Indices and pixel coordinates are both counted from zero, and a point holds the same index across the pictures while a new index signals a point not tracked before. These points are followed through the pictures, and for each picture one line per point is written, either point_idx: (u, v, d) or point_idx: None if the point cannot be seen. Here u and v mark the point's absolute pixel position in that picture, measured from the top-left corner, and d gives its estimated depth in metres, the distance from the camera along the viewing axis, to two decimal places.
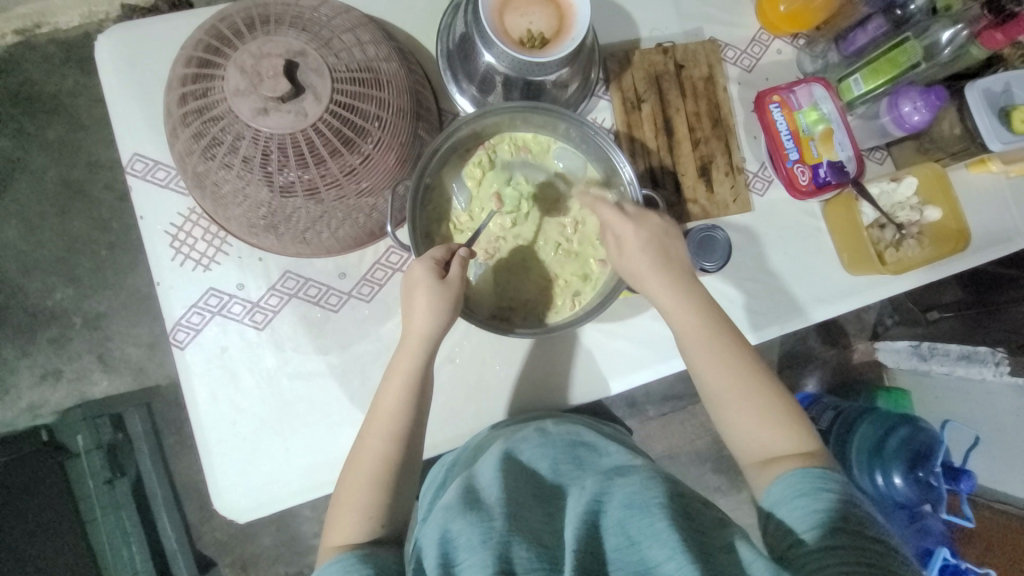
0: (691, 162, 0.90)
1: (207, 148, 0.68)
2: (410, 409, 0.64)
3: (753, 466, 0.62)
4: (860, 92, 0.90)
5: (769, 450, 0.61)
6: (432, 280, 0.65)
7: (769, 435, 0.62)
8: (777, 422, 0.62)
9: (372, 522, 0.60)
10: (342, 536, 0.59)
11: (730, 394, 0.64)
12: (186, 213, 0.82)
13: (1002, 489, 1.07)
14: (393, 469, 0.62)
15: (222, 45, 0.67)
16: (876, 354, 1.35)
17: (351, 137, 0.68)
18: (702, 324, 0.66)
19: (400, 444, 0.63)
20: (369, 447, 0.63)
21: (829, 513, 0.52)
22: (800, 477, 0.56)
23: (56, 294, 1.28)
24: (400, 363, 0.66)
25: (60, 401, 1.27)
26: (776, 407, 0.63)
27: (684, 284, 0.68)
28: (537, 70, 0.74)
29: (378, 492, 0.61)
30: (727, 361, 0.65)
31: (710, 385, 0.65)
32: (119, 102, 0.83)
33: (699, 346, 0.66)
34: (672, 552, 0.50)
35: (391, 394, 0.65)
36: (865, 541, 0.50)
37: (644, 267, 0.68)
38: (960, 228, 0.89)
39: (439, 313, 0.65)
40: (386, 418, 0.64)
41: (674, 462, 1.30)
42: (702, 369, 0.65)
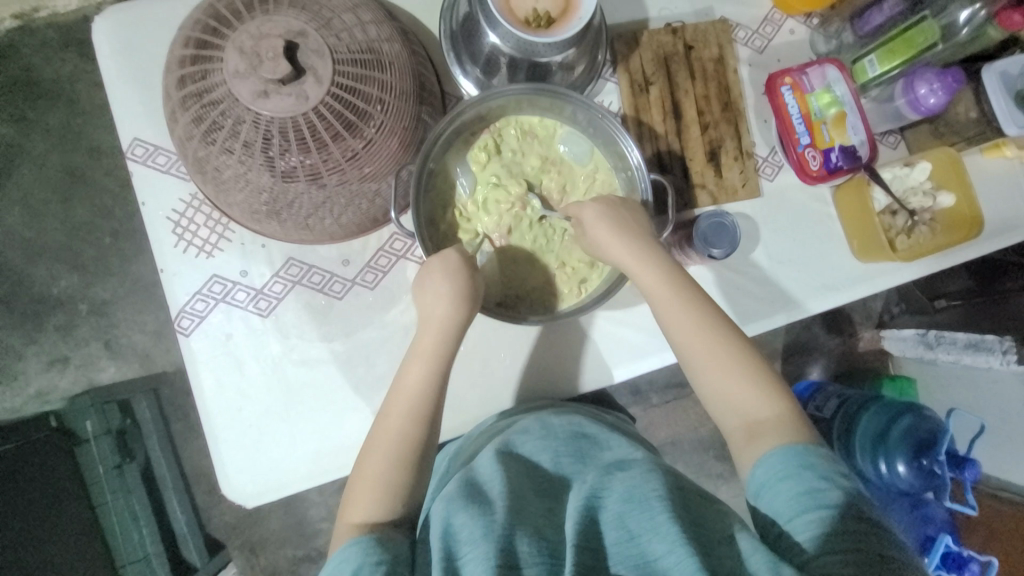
0: (700, 147, 0.88)
1: (207, 132, 0.67)
2: (433, 384, 0.65)
3: (737, 442, 0.61)
4: (875, 74, 0.87)
5: (751, 424, 0.61)
6: (460, 269, 0.67)
7: (753, 409, 0.61)
8: (758, 394, 0.61)
9: (394, 501, 0.60)
10: (361, 515, 0.59)
11: (710, 367, 0.63)
12: (187, 199, 0.81)
13: (1006, 477, 1.07)
14: (415, 450, 0.62)
15: (220, 25, 0.65)
16: (883, 343, 1.35)
17: (353, 121, 0.67)
18: (681, 299, 0.65)
19: (423, 426, 0.63)
20: (389, 423, 0.63)
21: (812, 494, 0.52)
22: (782, 457, 0.55)
23: (61, 281, 1.28)
24: (410, 361, 0.66)
25: (69, 387, 1.28)
26: (754, 380, 0.62)
27: (658, 260, 0.67)
28: (543, 50, 0.72)
29: (397, 471, 0.61)
30: (708, 334, 0.64)
31: (688, 357, 0.64)
32: (117, 86, 0.82)
33: (679, 319, 0.65)
34: (672, 545, 0.51)
35: (413, 372, 0.65)
36: (852, 522, 0.50)
37: (616, 251, 0.68)
38: (973, 215, 0.87)
39: (466, 299, 0.67)
40: (411, 393, 0.64)
41: (677, 449, 1.30)
42: (682, 342, 0.65)
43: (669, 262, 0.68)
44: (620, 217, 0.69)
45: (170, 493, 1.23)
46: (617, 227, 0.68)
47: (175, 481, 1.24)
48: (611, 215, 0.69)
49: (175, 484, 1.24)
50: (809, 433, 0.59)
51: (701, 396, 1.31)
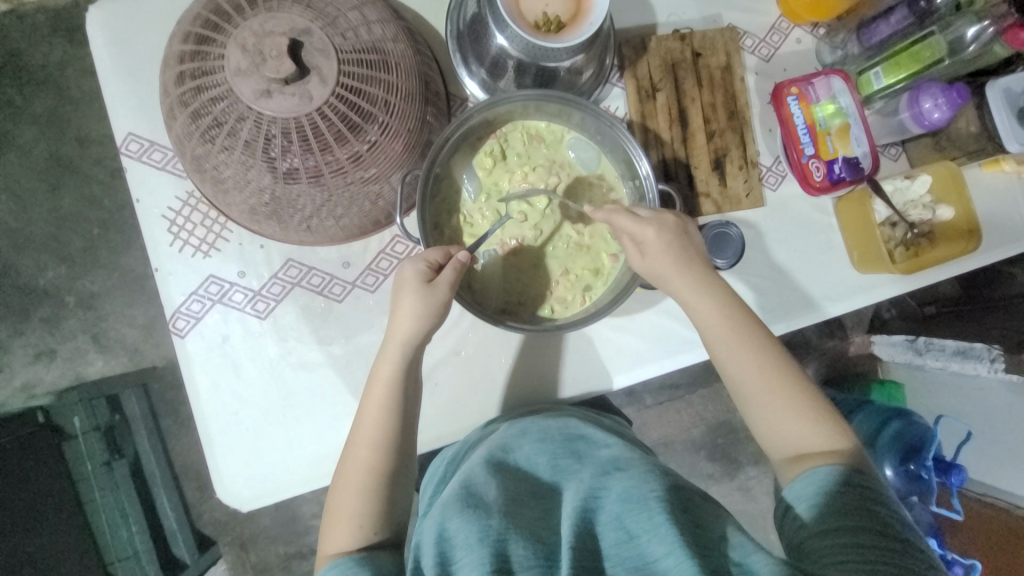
0: (705, 154, 0.87)
1: (207, 130, 0.65)
2: (397, 411, 0.63)
3: (783, 462, 0.61)
4: (880, 87, 0.88)
5: (796, 447, 0.61)
6: (422, 282, 0.64)
7: (802, 431, 0.61)
8: (807, 418, 0.61)
9: (367, 529, 0.59)
10: (337, 545, 0.58)
11: (757, 390, 0.63)
12: (183, 197, 0.79)
13: (991, 484, 1.08)
14: (383, 482, 0.62)
15: (221, 20, 0.63)
16: (872, 347, 1.36)
17: (357, 122, 0.65)
18: (726, 324, 0.65)
19: (391, 456, 0.62)
20: (356, 456, 0.62)
21: (848, 510, 0.52)
22: (820, 473, 0.56)
23: (49, 273, 1.25)
24: (382, 368, 0.65)
25: (55, 381, 1.25)
26: (802, 402, 0.62)
27: (707, 280, 0.67)
28: (551, 55, 0.71)
29: (371, 500, 0.60)
30: (757, 359, 0.63)
31: (735, 382, 0.64)
32: (110, 78, 0.79)
33: (727, 342, 0.65)
34: (670, 547, 0.50)
35: (373, 404, 0.64)
36: (887, 539, 0.50)
37: (666, 266, 0.67)
38: (970, 228, 0.87)
39: (428, 315, 0.64)
40: (371, 426, 0.63)
41: (669, 450, 1.31)
42: (729, 367, 0.64)
43: (718, 280, 0.68)
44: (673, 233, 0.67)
45: (160, 489, 1.22)
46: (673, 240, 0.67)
47: (165, 477, 1.23)
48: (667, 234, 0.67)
49: (165, 480, 1.23)
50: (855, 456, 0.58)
51: (694, 399, 1.32)
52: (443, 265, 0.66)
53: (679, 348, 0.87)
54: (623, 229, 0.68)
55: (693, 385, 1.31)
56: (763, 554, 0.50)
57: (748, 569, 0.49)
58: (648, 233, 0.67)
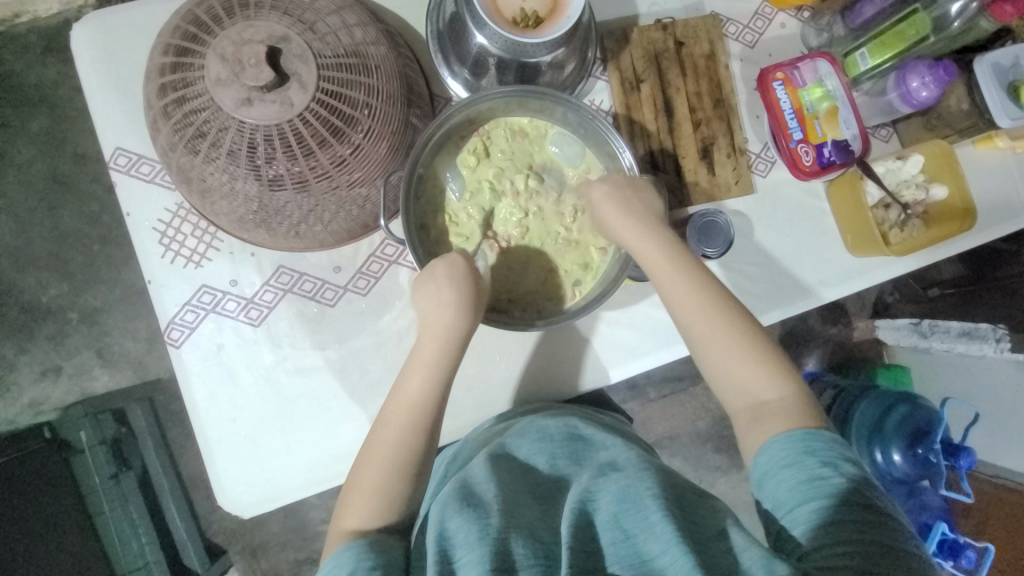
0: (692, 144, 0.87)
1: (191, 140, 0.66)
2: (438, 395, 0.64)
3: (742, 420, 0.61)
4: (867, 67, 0.87)
5: (758, 404, 0.60)
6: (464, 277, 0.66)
7: (760, 388, 0.61)
8: (769, 377, 0.61)
9: (390, 508, 0.59)
10: (353, 521, 0.58)
11: (716, 345, 0.63)
12: (173, 209, 0.80)
13: (1000, 464, 1.07)
14: (414, 464, 0.61)
15: (200, 31, 0.64)
16: (876, 332, 1.33)
17: (340, 126, 0.66)
18: (688, 287, 0.65)
19: (420, 438, 0.62)
20: (383, 437, 0.61)
21: (813, 482, 0.51)
22: (784, 443, 0.55)
23: (51, 291, 1.26)
24: (423, 351, 0.65)
25: (62, 397, 1.27)
26: (761, 359, 0.62)
27: (665, 241, 0.68)
28: (531, 51, 0.71)
29: (399, 479, 0.60)
30: (721, 317, 0.63)
31: (699, 342, 0.64)
32: (97, 94, 0.80)
33: (686, 299, 0.64)
34: (667, 544, 0.50)
35: (414, 383, 0.64)
36: (854, 506, 0.50)
37: (624, 223, 0.69)
38: (965, 207, 0.86)
39: (468, 308, 0.66)
40: (404, 406, 0.62)
41: (675, 443, 1.31)
42: (695, 328, 0.64)
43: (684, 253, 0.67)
44: (630, 205, 0.70)
45: (169, 500, 1.23)
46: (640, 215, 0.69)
47: (173, 488, 1.24)
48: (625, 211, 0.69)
49: (173, 490, 1.24)
50: (814, 416, 0.58)
51: (697, 391, 1.31)
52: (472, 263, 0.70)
53: (673, 339, 0.87)
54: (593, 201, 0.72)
55: (696, 377, 1.31)
56: (756, 548, 0.50)
57: (741, 567, 0.50)
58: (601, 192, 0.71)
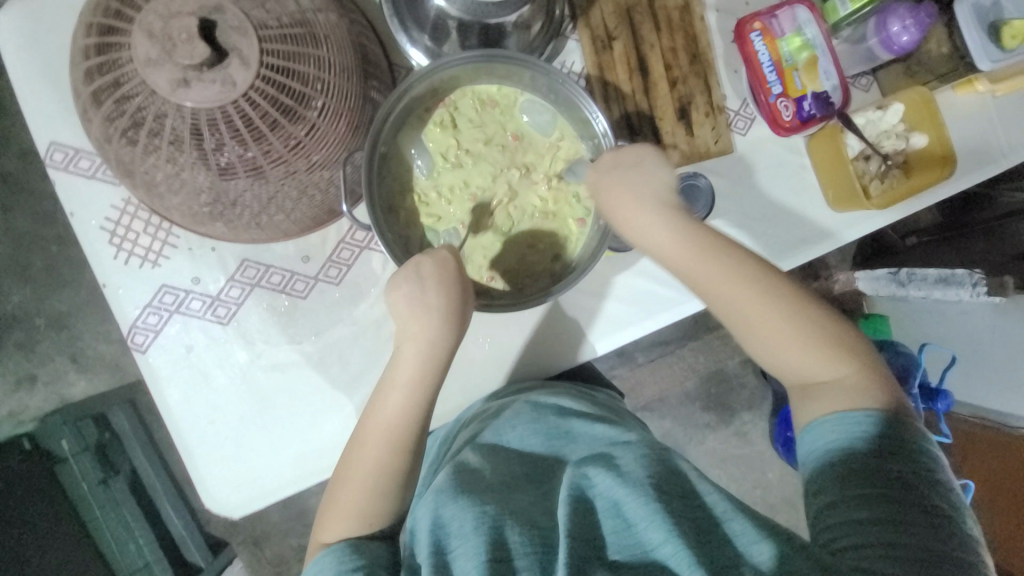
0: (669, 103, 0.84)
1: (128, 130, 0.60)
2: (420, 412, 0.61)
3: (794, 390, 0.61)
4: (847, 12, 0.83)
5: (812, 376, 0.59)
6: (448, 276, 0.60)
7: (816, 362, 0.59)
8: (823, 348, 0.59)
9: (367, 523, 0.59)
10: (333, 533, 0.58)
11: (768, 324, 0.59)
12: (121, 205, 0.75)
13: (976, 403, 1.08)
14: (396, 483, 0.60)
15: (122, 6, 0.57)
16: (855, 283, 1.32)
17: (291, 105, 0.61)
18: (717, 267, 0.61)
19: (403, 458, 0.60)
20: (363, 457, 0.59)
21: (857, 480, 0.52)
22: (838, 423, 0.55)
23: (14, 296, 1.20)
24: (402, 364, 0.61)
25: (39, 405, 1.22)
26: (813, 334, 0.59)
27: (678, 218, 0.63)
28: (494, 11, 0.65)
29: (378, 499, 0.59)
30: (762, 296, 0.60)
31: (746, 323, 0.60)
32: (23, 82, 0.73)
33: (708, 282, 0.61)
34: (666, 535, 0.49)
35: (392, 401, 0.60)
36: (903, 504, 0.51)
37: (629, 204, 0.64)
38: (945, 153, 0.85)
39: (449, 326, 0.61)
40: (387, 423, 0.60)
41: (664, 405, 1.33)
42: (734, 309, 0.61)
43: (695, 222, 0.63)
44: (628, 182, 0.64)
45: (164, 500, 1.21)
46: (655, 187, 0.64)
47: (166, 488, 1.22)
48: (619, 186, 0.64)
49: (167, 490, 1.22)
50: (866, 383, 0.58)
51: (685, 352, 1.32)
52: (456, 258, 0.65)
53: (657, 307, 0.86)
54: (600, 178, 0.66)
55: (683, 340, 1.31)
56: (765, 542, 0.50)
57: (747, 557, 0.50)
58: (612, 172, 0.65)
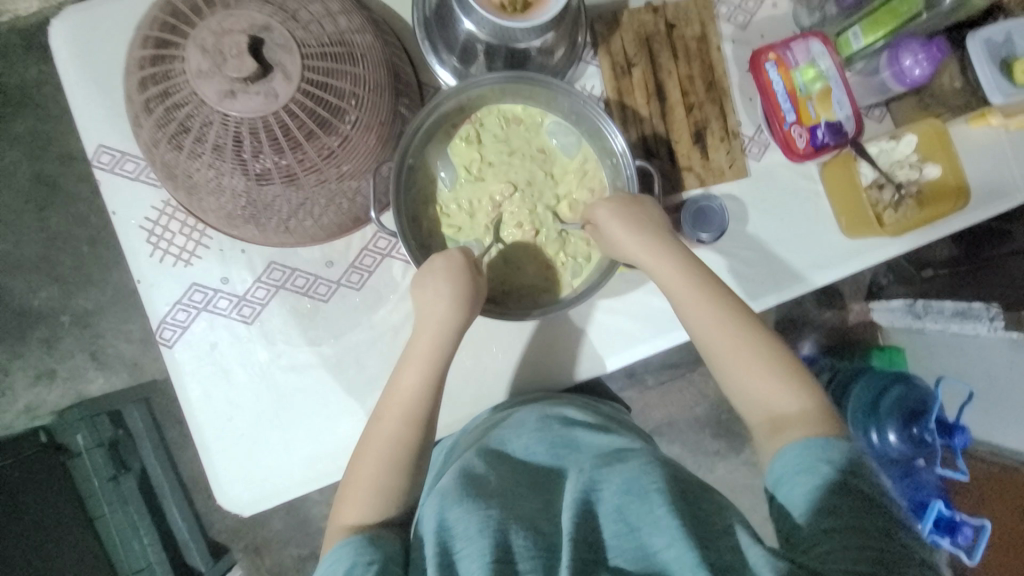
0: (685, 128, 0.86)
1: (175, 135, 0.64)
2: (434, 388, 0.63)
3: (760, 428, 0.61)
4: (860, 47, 0.86)
5: (771, 409, 0.60)
6: (457, 274, 0.66)
7: (774, 395, 0.60)
8: (779, 380, 0.61)
9: (388, 502, 0.59)
10: (356, 515, 0.58)
11: (725, 349, 0.63)
12: (160, 207, 0.79)
13: (996, 440, 1.07)
14: (414, 459, 0.61)
15: (179, 22, 0.62)
16: (871, 314, 1.34)
17: (326, 117, 0.64)
18: (692, 288, 0.66)
19: (419, 432, 0.62)
20: (380, 431, 0.61)
21: (824, 485, 0.51)
22: (804, 448, 0.54)
23: (42, 294, 1.25)
24: (418, 344, 0.65)
25: (58, 401, 1.25)
26: (770, 367, 0.62)
27: (665, 244, 0.68)
28: (520, 36, 0.69)
29: (397, 474, 0.60)
30: (729, 325, 0.63)
31: (708, 346, 0.64)
32: (78, 91, 0.78)
33: (687, 296, 0.66)
34: (672, 539, 0.49)
35: (409, 377, 0.64)
36: (879, 526, 0.49)
37: (626, 238, 0.68)
38: (959, 185, 0.86)
39: (464, 304, 0.65)
40: (400, 401, 0.62)
41: (673, 429, 1.32)
42: (708, 337, 0.64)
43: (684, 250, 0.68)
44: (632, 215, 0.69)
45: (170, 500, 1.22)
46: (653, 225, 0.69)
47: (174, 489, 1.23)
48: (625, 211, 0.69)
49: (174, 491, 1.23)
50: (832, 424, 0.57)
51: (695, 376, 1.31)
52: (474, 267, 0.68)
53: (669, 325, 0.87)
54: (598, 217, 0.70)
55: (694, 363, 1.31)
56: (762, 547, 0.49)
57: (750, 565, 0.48)
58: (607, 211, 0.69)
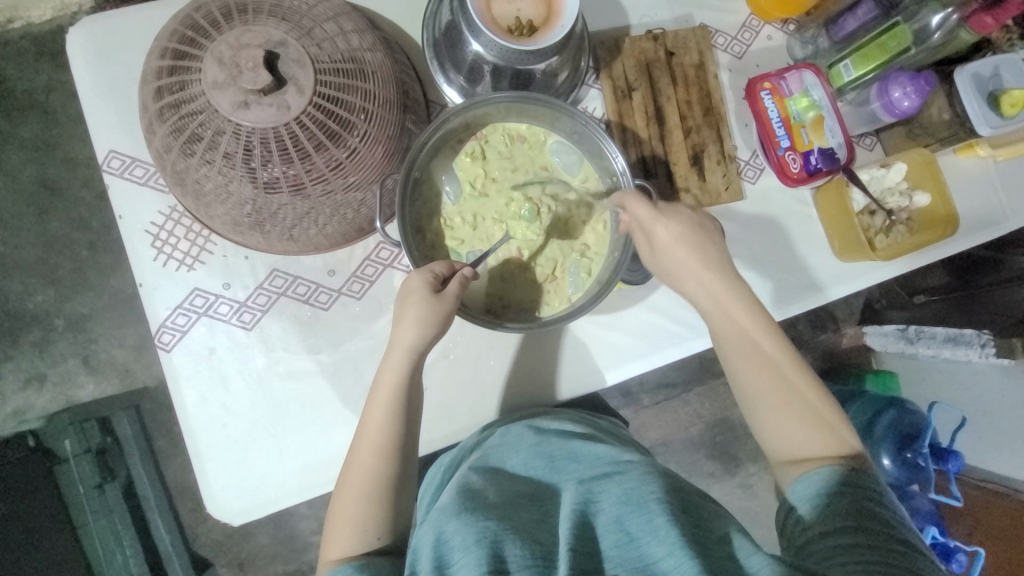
0: (683, 151, 0.89)
1: (187, 143, 0.66)
2: (399, 417, 0.63)
3: (785, 467, 0.61)
4: (850, 79, 0.89)
5: (802, 451, 0.60)
6: (426, 293, 0.63)
7: (808, 440, 0.60)
8: (816, 426, 0.61)
9: (371, 534, 0.58)
10: (339, 551, 0.57)
11: (764, 394, 0.63)
12: (166, 212, 0.80)
13: (988, 467, 1.07)
14: (386, 490, 0.60)
15: (197, 35, 0.64)
16: (865, 338, 1.35)
17: (336, 130, 0.66)
18: (740, 330, 0.66)
19: (391, 462, 0.61)
20: (359, 466, 0.61)
21: (841, 504, 0.53)
22: (823, 475, 0.56)
23: (38, 297, 1.24)
24: (384, 374, 0.64)
25: (46, 405, 1.24)
26: (806, 413, 0.61)
27: (726, 278, 0.68)
28: (527, 58, 0.72)
29: (371, 505, 0.59)
30: (766, 365, 0.64)
31: (747, 392, 0.64)
32: (91, 98, 0.80)
33: (733, 341, 0.66)
34: (671, 548, 0.49)
35: (376, 408, 0.63)
36: (882, 537, 0.50)
37: (683, 263, 0.68)
38: (948, 214, 0.88)
39: (429, 324, 0.64)
40: (372, 434, 0.62)
41: (668, 450, 1.31)
42: (741, 373, 0.65)
43: (744, 286, 0.68)
44: (695, 241, 0.68)
45: (154, 512, 1.20)
46: (711, 257, 0.68)
47: (159, 499, 1.21)
48: (682, 236, 0.68)
49: (159, 502, 1.21)
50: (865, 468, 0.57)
51: (690, 397, 1.32)
52: (448, 278, 0.66)
53: (666, 342, 0.88)
54: (638, 221, 0.70)
55: (689, 383, 1.31)
56: (762, 553, 0.49)
57: (747, 570, 0.48)
58: (658, 226, 0.68)
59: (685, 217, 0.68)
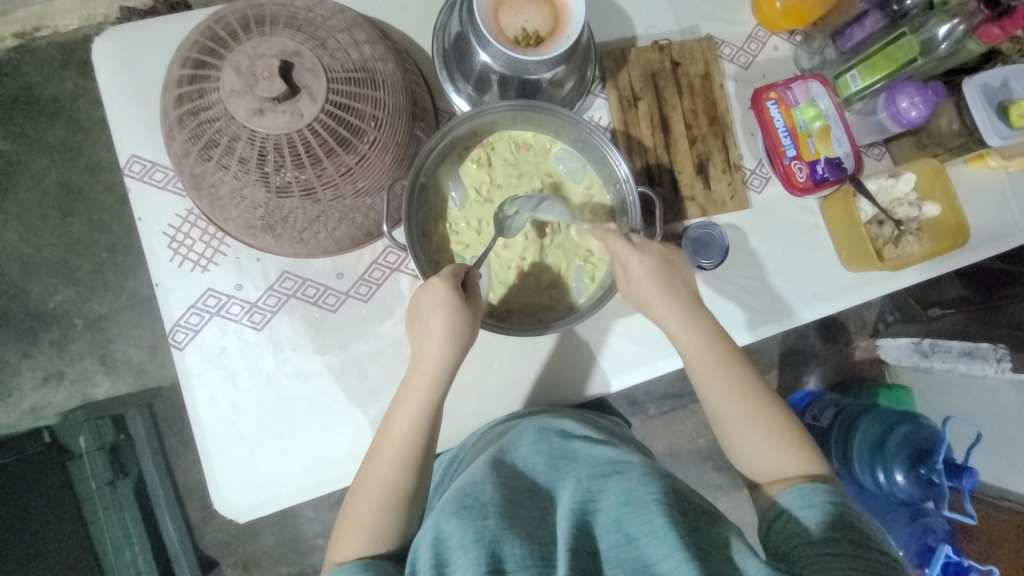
0: (688, 159, 0.90)
1: (204, 148, 0.68)
2: (424, 430, 0.63)
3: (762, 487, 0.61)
4: (858, 88, 0.89)
5: (775, 472, 0.61)
6: (455, 300, 0.64)
7: (780, 460, 0.61)
8: (787, 447, 0.61)
9: (382, 542, 0.59)
10: (344, 554, 0.59)
11: (734, 417, 0.63)
12: (183, 214, 0.83)
13: (1003, 485, 1.04)
14: (404, 497, 0.61)
15: (217, 45, 0.67)
16: (878, 351, 1.34)
17: (346, 137, 0.68)
18: (713, 358, 0.65)
19: (410, 473, 0.62)
20: (379, 470, 0.62)
21: (830, 519, 0.52)
22: (810, 489, 0.56)
23: (58, 296, 1.28)
24: (412, 387, 0.65)
25: (63, 402, 1.27)
26: (777, 435, 0.62)
27: (692, 307, 0.67)
28: (532, 68, 0.74)
29: (391, 515, 0.60)
30: (741, 392, 0.63)
31: (719, 415, 0.64)
32: (115, 104, 0.84)
33: (701, 365, 0.65)
34: (670, 550, 0.49)
35: (401, 423, 0.63)
36: (874, 554, 0.49)
37: (651, 294, 0.68)
38: (960, 224, 0.88)
39: (458, 334, 0.65)
40: (394, 445, 0.62)
41: (675, 460, 1.30)
42: (712, 400, 0.64)
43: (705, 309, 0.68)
44: (672, 276, 0.68)
45: (164, 509, 1.22)
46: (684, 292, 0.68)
47: (168, 497, 1.23)
48: (656, 268, 0.68)
49: (168, 500, 1.23)
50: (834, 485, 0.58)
51: (697, 407, 1.31)
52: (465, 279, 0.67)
53: (669, 349, 0.88)
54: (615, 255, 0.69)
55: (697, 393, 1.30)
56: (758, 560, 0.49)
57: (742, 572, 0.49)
58: (633, 259, 0.68)
59: (659, 253, 0.69)
